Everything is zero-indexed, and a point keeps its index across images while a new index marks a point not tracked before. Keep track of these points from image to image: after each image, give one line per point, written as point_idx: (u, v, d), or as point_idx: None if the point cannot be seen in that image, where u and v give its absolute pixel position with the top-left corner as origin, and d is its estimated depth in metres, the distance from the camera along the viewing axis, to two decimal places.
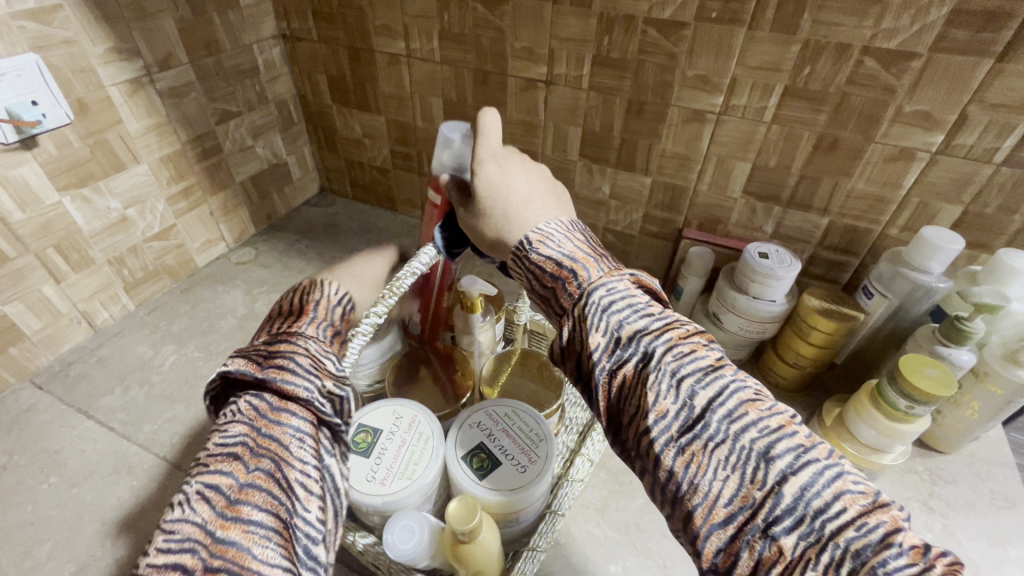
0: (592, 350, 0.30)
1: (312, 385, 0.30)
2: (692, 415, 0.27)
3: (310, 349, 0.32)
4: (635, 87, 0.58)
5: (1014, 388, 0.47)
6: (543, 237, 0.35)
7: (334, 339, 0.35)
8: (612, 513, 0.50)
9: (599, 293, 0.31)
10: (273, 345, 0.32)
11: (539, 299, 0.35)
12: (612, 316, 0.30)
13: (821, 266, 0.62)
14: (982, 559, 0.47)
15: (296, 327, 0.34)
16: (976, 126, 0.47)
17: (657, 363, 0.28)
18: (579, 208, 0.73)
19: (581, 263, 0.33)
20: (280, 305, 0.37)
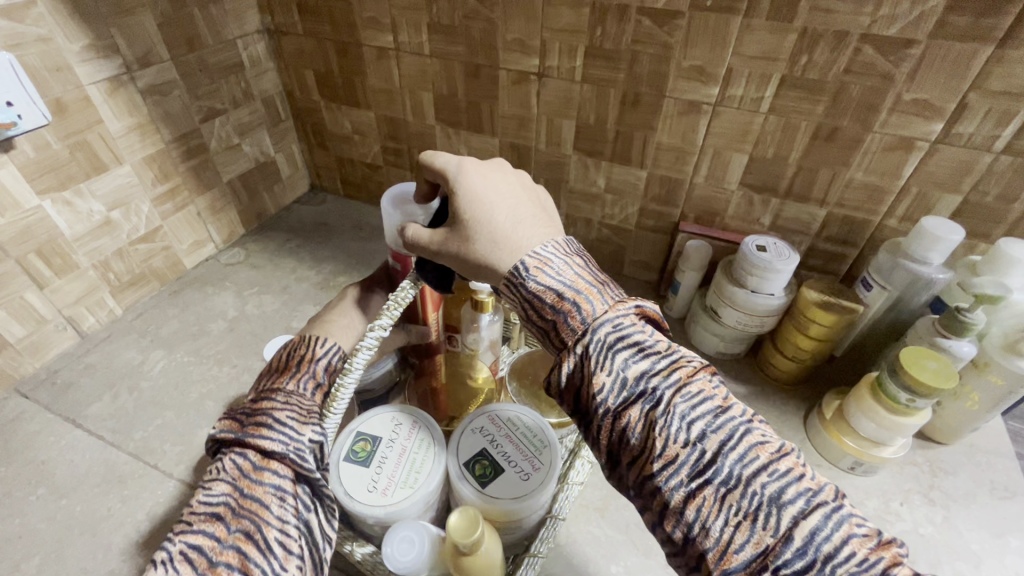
0: (597, 391, 0.29)
1: (286, 441, 0.31)
2: (702, 461, 0.27)
3: (287, 404, 0.33)
4: (629, 79, 0.57)
5: (1015, 378, 0.47)
6: (541, 264, 0.34)
7: (316, 388, 0.37)
8: (612, 513, 0.49)
9: (605, 330, 0.30)
10: (255, 405, 0.34)
11: (535, 328, 0.34)
12: (617, 355, 0.30)
13: (820, 258, 0.62)
14: (983, 551, 0.47)
15: (281, 381, 0.36)
16: (975, 113, 0.46)
17: (666, 407, 0.28)
18: (574, 203, 0.71)
19: (584, 295, 0.32)
20: (277, 358, 0.39)
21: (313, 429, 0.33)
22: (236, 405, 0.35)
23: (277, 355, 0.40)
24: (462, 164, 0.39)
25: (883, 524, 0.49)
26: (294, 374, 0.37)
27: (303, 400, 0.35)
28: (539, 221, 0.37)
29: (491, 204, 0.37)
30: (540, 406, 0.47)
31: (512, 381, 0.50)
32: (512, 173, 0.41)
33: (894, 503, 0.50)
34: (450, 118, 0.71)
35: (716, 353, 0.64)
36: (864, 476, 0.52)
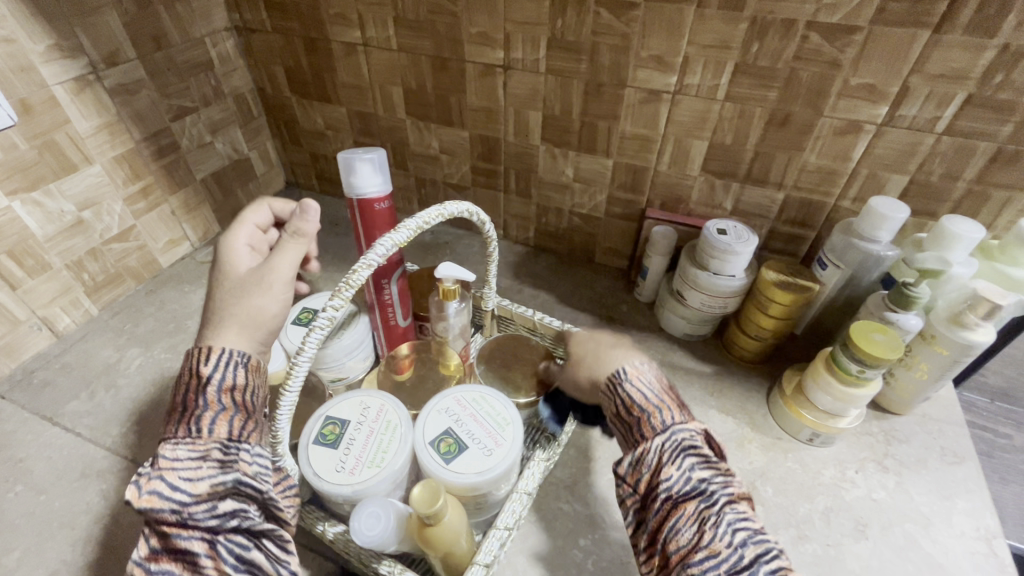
0: (664, 478, 0.35)
1: (178, 509, 0.31)
2: (740, 563, 0.31)
3: (178, 459, 0.32)
4: (591, 69, 0.59)
5: (958, 348, 0.49)
6: (636, 372, 0.41)
7: (218, 422, 0.34)
8: (581, 490, 0.51)
9: (680, 434, 0.37)
10: (151, 466, 0.33)
11: (619, 422, 0.40)
12: (686, 458, 0.36)
13: (781, 240, 0.64)
14: (932, 512, 0.49)
15: (171, 427, 0.34)
16: (917, 96, 0.48)
17: (720, 510, 0.33)
18: (544, 192, 0.73)
19: (667, 406, 0.39)
20: (173, 388, 0.36)
21: (209, 483, 0.32)
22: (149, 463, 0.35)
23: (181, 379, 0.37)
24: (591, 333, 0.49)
25: (838, 490, 0.51)
26: (183, 418, 0.34)
27: (197, 443, 0.33)
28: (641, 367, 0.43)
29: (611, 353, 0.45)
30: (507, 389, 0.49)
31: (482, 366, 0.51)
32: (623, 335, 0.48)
33: (849, 471, 0.53)
34: (420, 111, 0.72)
35: (684, 334, 0.66)
36: (823, 447, 0.54)
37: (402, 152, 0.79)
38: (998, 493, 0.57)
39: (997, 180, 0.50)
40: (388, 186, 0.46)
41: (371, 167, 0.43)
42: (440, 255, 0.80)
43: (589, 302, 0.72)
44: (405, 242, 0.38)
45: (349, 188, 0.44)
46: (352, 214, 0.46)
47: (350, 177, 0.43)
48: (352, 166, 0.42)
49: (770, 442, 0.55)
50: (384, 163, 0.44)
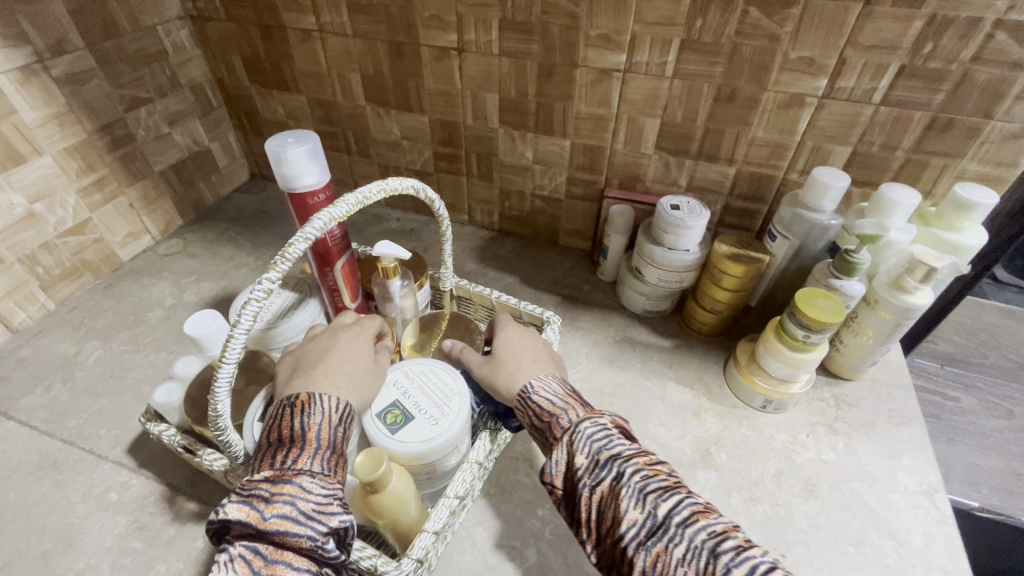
0: (576, 470, 0.36)
1: (312, 535, 0.30)
2: (655, 524, 0.32)
3: (313, 487, 0.31)
4: (543, 49, 0.59)
5: (899, 311, 0.51)
6: (541, 383, 0.42)
7: (338, 464, 0.34)
8: (540, 463, 0.52)
9: (584, 424, 0.38)
10: (273, 487, 0.31)
11: (535, 432, 0.41)
12: (591, 441, 0.36)
13: (735, 216, 0.65)
14: (878, 471, 0.51)
15: (300, 458, 0.33)
16: (853, 68, 0.50)
17: (628, 481, 0.33)
18: (506, 175, 0.74)
19: (569, 406, 0.40)
20: (283, 418, 0.34)
21: (341, 517, 0.32)
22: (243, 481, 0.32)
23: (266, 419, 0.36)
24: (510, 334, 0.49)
25: (789, 454, 0.52)
26: (300, 449, 0.33)
27: (329, 480, 0.33)
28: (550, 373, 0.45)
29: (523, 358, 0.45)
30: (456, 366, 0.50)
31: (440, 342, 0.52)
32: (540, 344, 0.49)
33: (801, 435, 0.54)
34: (379, 97, 0.72)
35: (644, 311, 0.67)
36: (775, 414, 0.56)
37: (364, 139, 0.79)
38: (946, 453, 0.59)
39: (933, 149, 0.52)
40: (327, 175, 0.45)
41: (303, 160, 0.42)
42: (405, 241, 0.80)
43: (553, 283, 0.73)
44: (344, 216, 0.39)
45: (282, 180, 0.43)
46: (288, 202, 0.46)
47: (282, 170, 0.42)
48: (282, 159, 0.42)
49: (725, 410, 0.56)
50: (317, 152, 0.43)
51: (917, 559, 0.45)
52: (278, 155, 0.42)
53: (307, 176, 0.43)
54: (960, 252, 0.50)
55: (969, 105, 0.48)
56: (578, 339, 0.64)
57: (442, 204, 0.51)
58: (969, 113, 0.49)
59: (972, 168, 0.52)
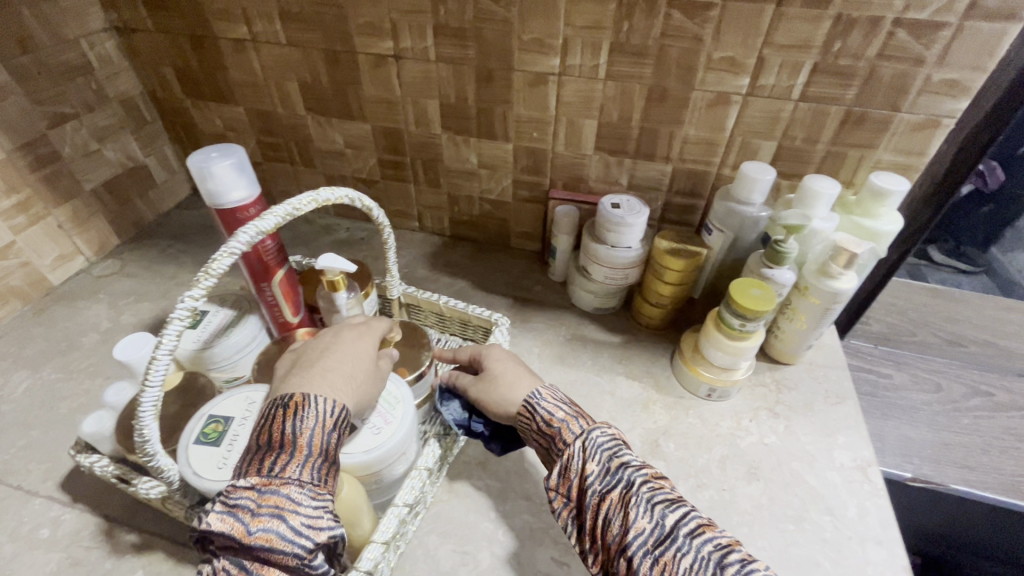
0: (588, 475, 0.39)
1: (299, 552, 0.30)
2: (662, 532, 0.34)
3: (302, 501, 0.31)
4: (479, 54, 0.60)
5: (828, 296, 0.53)
6: (548, 392, 0.45)
7: (330, 471, 0.34)
8: (493, 465, 0.52)
9: (595, 433, 0.41)
10: (261, 499, 0.31)
11: (539, 439, 0.44)
12: (603, 452, 0.40)
13: (675, 212, 0.67)
14: (816, 450, 0.53)
15: (289, 468, 0.32)
16: (772, 66, 0.52)
17: (637, 490, 0.37)
18: (452, 181, 0.74)
19: (580, 416, 0.43)
20: (270, 422, 0.34)
21: (329, 530, 0.32)
22: (228, 488, 0.32)
23: (258, 415, 0.35)
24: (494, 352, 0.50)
25: (734, 439, 0.54)
26: (289, 456, 0.33)
27: (318, 489, 0.33)
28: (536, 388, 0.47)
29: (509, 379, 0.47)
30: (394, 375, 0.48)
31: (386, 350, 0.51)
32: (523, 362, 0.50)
33: (744, 420, 0.56)
34: (320, 106, 0.71)
35: (594, 309, 0.68)
36: (721, 401, 0.58)
37: (307, 149, 0.78)
38: (880, 428, 0.62)
39: (850, 141, 0.55)
40: (256, 187, 0.44)
41: (230, 173, 0.41)
42: (355, 251, 0.79)
43: (505, 285, 0.73)
44: (272, 229, 0.38)
45: (208, 196, 0.42)
46: (217, 216, 0.44)
47: (208, 185, 0.41)
48: (207, 173, 0.41)
49: (673, 401, 0.58)
50: (245, 164, 0.42)
51: (852, 530, 0.47)
52: (203, 169, 0.41)
53: (235, 189, 0.42)
54: (878, 238, 0.53)
55: (878, 98, 0.51)
56: (530, 340, 0.65)
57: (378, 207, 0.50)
58: (879, 106, 0.52)
59: (886, 158, 0.55)
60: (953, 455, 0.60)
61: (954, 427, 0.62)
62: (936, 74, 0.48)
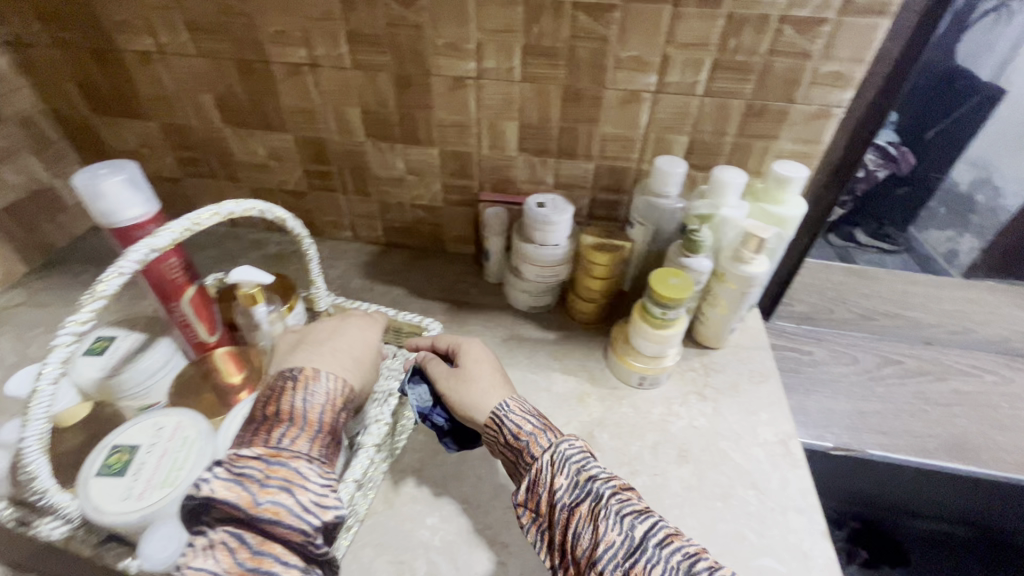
0: (557, 489, 0.40)
1: (305, 527, 0.34)
2: (632, 544, 0.36)
3: (310, 476, 0.35)
4: (395, 61, 0.60)
5: (743, 281, 0.56)
6: (516, 404, 0.46)
7: (332, 452, 0.38)
8: (429, 470, 0.51)
9: (563, 445, 0.42)
10: (267, 469, 0.35)
11: (506, 451, 0.45)
12: (571, 465, 0.41)
13: (602, 208, 0.69)
14: (741, 428, 0.55)
15: (297, 442, 0.37)
16: (676, 64, 0.54)
17: (606, 503, 0.39)
18: (382, 188, 0.73)
19: (546, 429, 0.44)
20: (278, 396, 0.39)
21: (333, 511, 0.35)
22: (234, 458, 0.35)
23: (262, 391, 0.40)
24: (473, 349, 0.51)
25: (665, 424, 0.56)
26: (299, 432, 0.37)
27: (322, 466, 0.37)
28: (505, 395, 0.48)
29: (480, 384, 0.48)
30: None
31: None
32: (498, 364, 0.51)
33: (674, 405, 0.58)
34: (238, 118, 0.69)
35: (529, 308, 0.68)
36: (651, 389, 0.59)
37: (229, 163, 0.75)
38: (803, 402, 0.65)
39: (754, 132, 0.58)
40: (154, 202, 0.42)
41: (122, 189, 0.39)
42: (286, 265, 0.77)
43: (441, 290, 0.73)
44: (169, 245, 0.37)
45: (99, 215, 0.40)
46: (112, 234, 0.42)
47: (98, 204, 0.39)
48: (94, 191, 0.39)
49: (607, 392, 0.59)
50: (137, 180, 0.40)
51: (775, 502, 0.49)
52: (90, 187, 0.39)
53: (129, 206, 0.40)
54: (785, 223, 0.56)
55: (775, 91, 0.54)
56: None
57: (293, 216, 0.49)
58: (777, 99, 0.55)
59: (787, 147, 0.58)
60: (870, 422, 0.64)
61: (869, 396, 0.66)
62: (823, 67, 0.52)
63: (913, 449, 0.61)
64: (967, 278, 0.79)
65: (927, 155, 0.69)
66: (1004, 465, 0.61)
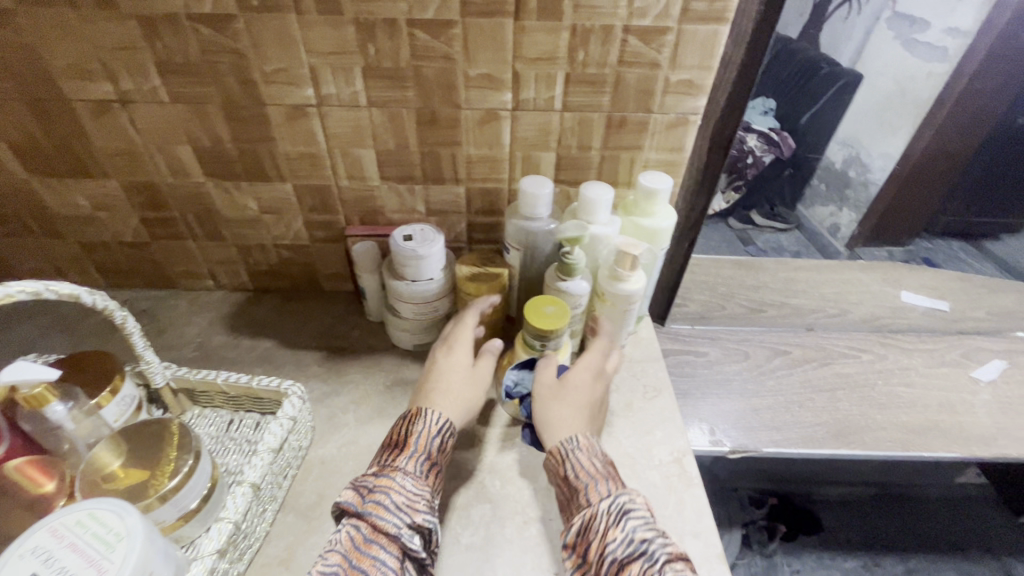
0: (610, 540, 0.37)
1: (397, 523, 0.38)
2: None
3: (404, 485, 0.40)
4: (221, 92, 0.52)
5: (622, 299, 0.54)
6: (586, 445, 0.44)
7: (428, 468, 0.43)
8: (298, 560, 0.45)
9: (623, 498, 0.39)
10: (375, 480, 0.40)
11: (563, 491, 0.43)
12: (628, 521, 0.38)
13: (481, 231, 0.65)
14: (637, 452, 0.53)
15: (399, 459, 0.42)
16: (528, 80, 0.51)
17: (660, 567, 0.34)
18: (237, 231, 0.65)
19: (607, 479, 0.42)
20: (393, 428, 0.45)
21: (423, 517, 0.39)
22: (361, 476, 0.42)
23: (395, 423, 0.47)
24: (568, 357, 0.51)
25: None
26: (405, 453, 0.42)
27: (418, 480, 0.41)
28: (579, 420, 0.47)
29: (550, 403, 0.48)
30: (148, 483, 0.41)
31: (137, 459, 0.42)
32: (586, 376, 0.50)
33: None
34: (44, 165, 0.58)
35: (414, 346, 0.63)
36: None
37: (45, 218, 0.64)
38: (701, 408, 0.65)
39: (618, 144, 0.56)
40: None
41: None
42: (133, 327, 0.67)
43: (318, 337, 0.66)
44: None
45: None
46: None
47: None
48: None
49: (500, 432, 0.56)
50: None
51: (672, 529, 0.48)
52: None
53: None
54: (656, 235, 0.54)
55: (631, 103, 0.53)
56: (346, 398, 0.59)
57: (91, 289, 0.42)
58: (635, 110, 0.53)
59: (653, 157, 0.57)
60: (763, 419, 0.65)
61: (761, 391, 0.68)
62: (673, 75, 0.51)
63: (803, 441, 0.63)
64: (851, 248, 0.93)
65: (806, 139, 0.85)
66: (883, 443, 0.63)
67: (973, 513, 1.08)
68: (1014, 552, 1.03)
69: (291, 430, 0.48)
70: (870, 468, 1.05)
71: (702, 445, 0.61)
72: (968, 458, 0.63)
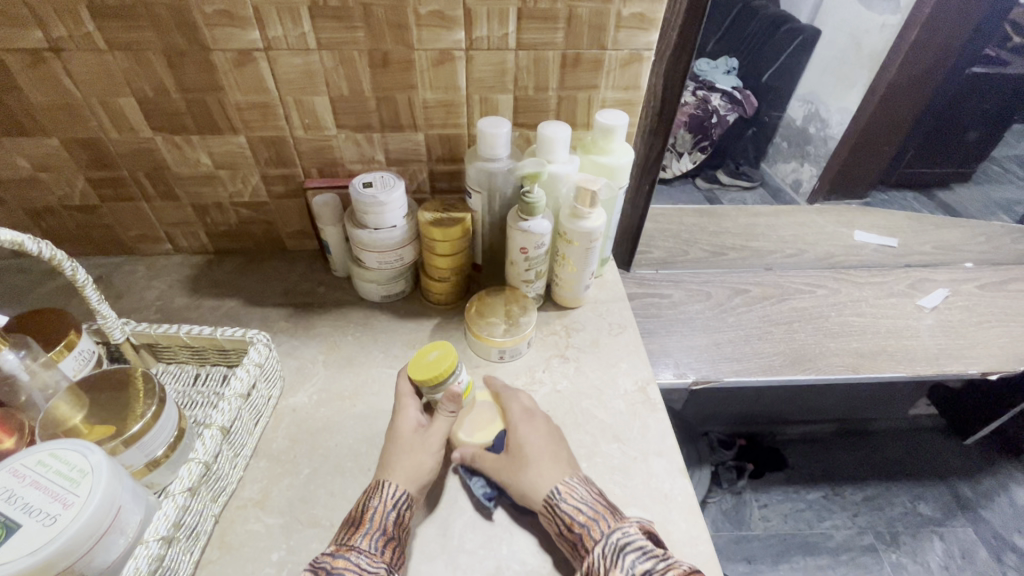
0: None
1: None
2: None
3: (359, 563, 0.36)
4: (161, 36, 0.50)
5: (583, 237, 0.54)
6: (569, 489, 0.42)
7: (387, 543, 0.39)
8: (273, 500, 0.46)
9: (616, 534, 0.38)
10: (331, 559, 0.36)
11: (563, 542, 0.41)
12: (626, 556, 0.37)
13: (443, 180, 0.65)
14: (604, 383, 0.55)
15: (355, 537, 0.38)
16: (480, 17, 0.51)
17: None
18: (190, 189, 0.63)
19: (600, 514, 0.40)
20: (349, 511, 0.42)
21: None
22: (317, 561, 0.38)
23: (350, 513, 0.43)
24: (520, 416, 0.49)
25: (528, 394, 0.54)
26: (364, 529, 0.39)
27: (376, 557, 0.37)
28: (555, 468, 0.44)
29: (517, 464, 0.45)
30: (114, 429, 0.40)
31: (102, 408, 0.42)
32: (545, 428, 0.48)
33: (538, 371, 0.57)
34: None
35: (381, 299, 0.63)
36: (514, 360, 0.57)
37: None
38: (665, 344, 0.68)
39: (575, 84, 0.56)
40: None
41: None
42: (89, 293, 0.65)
43: (283, 294, 0.65)
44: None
45: None
46: None
47: None
48: None
49: (470, 372, 0.57)
50: None
51: (637, 450, 0.50)
52: None
53: None
54: (615, 172, 0.55)
55: (584, 39, 0.53)
56: (314, 349, 0.59)
57: (33, 237, 0.40)
58: (588, 46, 0.54)
59: (611, 96, 0.58)
60: (724, 351, 0.67)
61: (722, 326, 0.70)
62: (625, 9, 0.51)
63: (762, 369, 0.66)
64: (811, 204, 0.93)
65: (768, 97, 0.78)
66: (837, 368, 0.67)
67: (926, 444, 1.15)
68: (962, 475, 1.11)
69: (259, 377, 0.48)
70: (831, 408, 1.11)
71: (666, 378, 0.64)
72: (913, 377, 0.68)
